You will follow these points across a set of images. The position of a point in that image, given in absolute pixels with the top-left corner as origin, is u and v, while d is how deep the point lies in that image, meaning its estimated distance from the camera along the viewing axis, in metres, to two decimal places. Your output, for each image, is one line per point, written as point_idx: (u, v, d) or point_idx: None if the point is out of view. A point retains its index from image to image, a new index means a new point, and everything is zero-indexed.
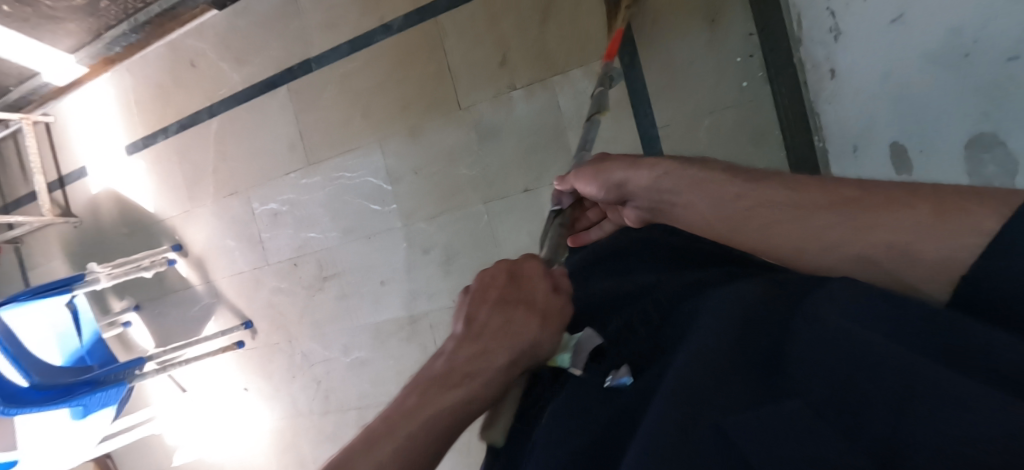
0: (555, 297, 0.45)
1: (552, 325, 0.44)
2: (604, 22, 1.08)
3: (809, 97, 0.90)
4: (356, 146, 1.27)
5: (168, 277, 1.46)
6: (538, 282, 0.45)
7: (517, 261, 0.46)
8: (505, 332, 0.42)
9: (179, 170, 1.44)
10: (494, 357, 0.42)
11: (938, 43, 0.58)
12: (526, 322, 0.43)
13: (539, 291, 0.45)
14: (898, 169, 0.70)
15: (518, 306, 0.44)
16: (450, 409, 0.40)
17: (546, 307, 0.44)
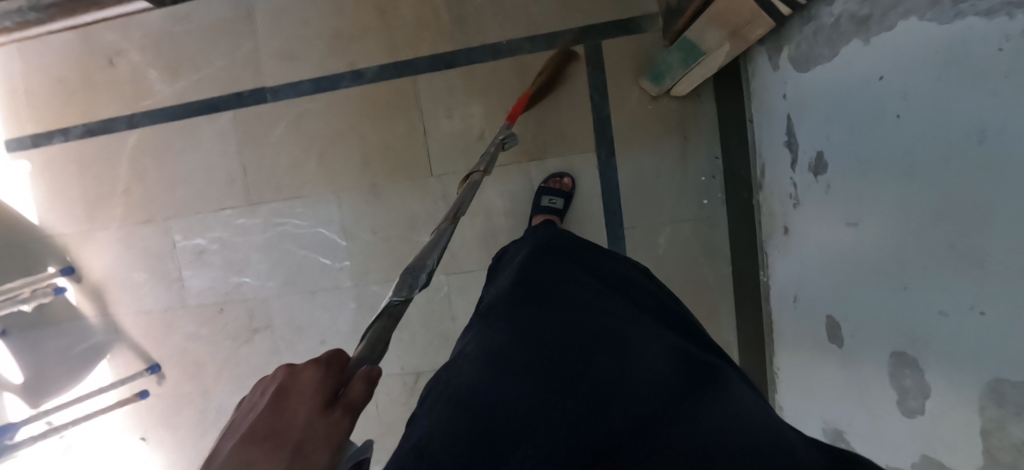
0: (325, 418, 0.40)
1: (310, 453, 0.38)
2: (586, 121, 1.11)
3: (762, 235, 1.01)
4: (307, 193, 1.17)
5: (54, 305, 1.26)
6: (303, 395, 0.41)
7: (291, 373, 0.42)
8: (247, 457, 0.37)
9: (79, 182, 1.23)
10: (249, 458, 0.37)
11: (884, 264, 0.65)
12: (275, 449, 0.38)
13: (303, 412, 0.40)
14: (833, 339, 0.80)
15: (275, 428, 0.39)
16: None
17: (308, 429, 0.39)
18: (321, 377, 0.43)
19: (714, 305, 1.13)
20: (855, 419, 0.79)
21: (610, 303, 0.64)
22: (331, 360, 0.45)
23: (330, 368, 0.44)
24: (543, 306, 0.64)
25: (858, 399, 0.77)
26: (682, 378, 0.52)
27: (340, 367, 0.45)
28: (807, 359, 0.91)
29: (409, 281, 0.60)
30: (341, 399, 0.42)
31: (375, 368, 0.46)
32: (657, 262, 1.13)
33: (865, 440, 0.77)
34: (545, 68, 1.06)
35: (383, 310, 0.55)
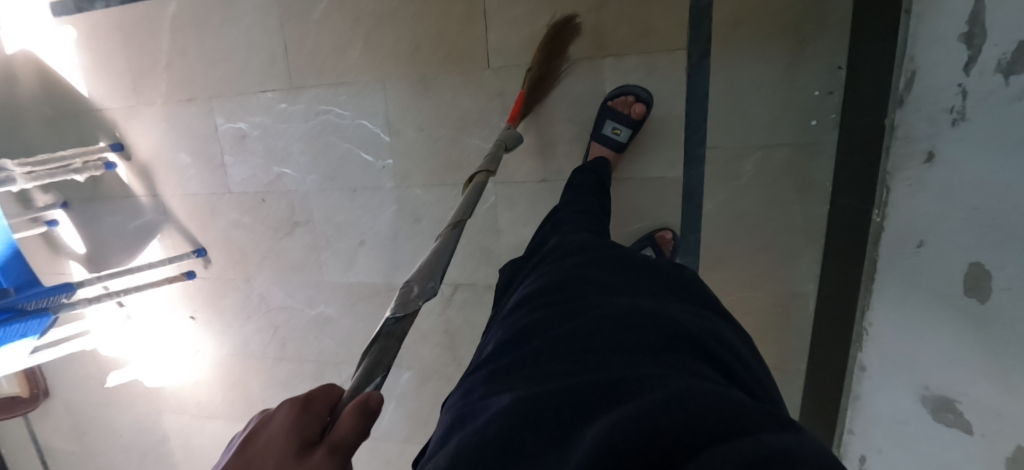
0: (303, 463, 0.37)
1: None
2: (681, 8, 0.90)
3: (884, 166, 0.80)
4: (351, 79, 1.05)
5: (107, 181, 1.26)
6: (278, 441, 0.38)
7: (266, 417, 0.40)
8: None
9: (125, 53, 1.16)
10: None
11: None
12: None
13: (276, 454, 0.37)
14: (971, 293, 0.64)
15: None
16: None
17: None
18: (297, 421, 0.40)
19: (799, 249, 0.97)
20: (978, 386, 0.64)
21: (593, 336, 0.50)
22: (313, 396, 0.42)
23: (310, 410, 0.41)
24: (519, 347, 0.53)
25: (993, 369, 0.62)
26: (654, 415, 0.38)
27: (328, 406, 0.42)
28: (915, 320, 0.75)
29: (409, 294, 0.55)
30: (325, 439, 0.39)
31: (371, 393, 0.42)
32: (740, 192, 0.96)
33: (987, 412, 0.63)
34: (544, 44, 0.92)
35: (381, 330, 0.51)
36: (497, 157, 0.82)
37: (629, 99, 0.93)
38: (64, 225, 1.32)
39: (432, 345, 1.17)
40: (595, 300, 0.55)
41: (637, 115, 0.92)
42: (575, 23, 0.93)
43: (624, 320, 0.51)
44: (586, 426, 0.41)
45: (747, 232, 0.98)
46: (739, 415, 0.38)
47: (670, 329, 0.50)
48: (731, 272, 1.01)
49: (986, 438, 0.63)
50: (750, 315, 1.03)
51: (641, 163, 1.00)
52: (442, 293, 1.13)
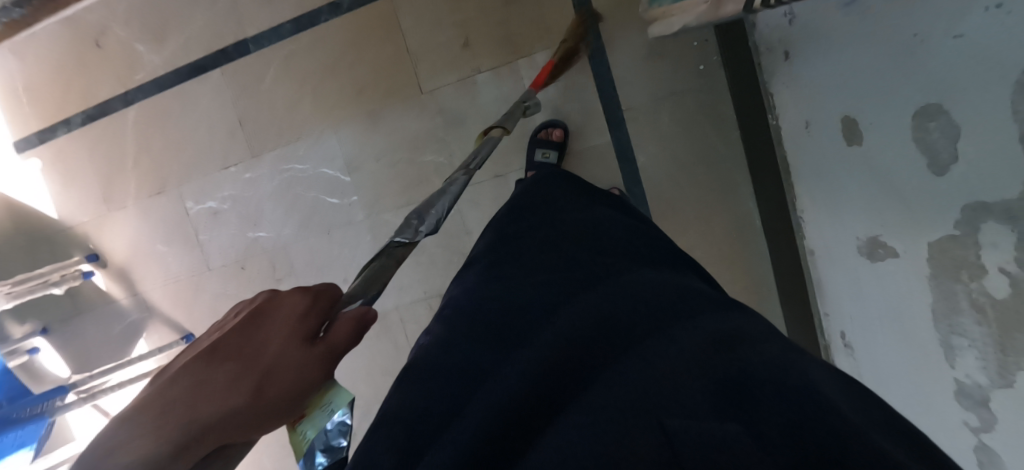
0: (303, 353, 0.43)
1: (275, 387, 0.40)
2: (568, 7, 1.09)
3: (762, 77, 0.97)
4: (306, 134, 1.18)
5: (86, 293, 1.30)
6: (283, 330, 0.43)
7: (274, 300, 0.45)
8: (201, 379, 0.38)
9: (92, 167, 1.26)
10: (216, 372, 0.39)
11: (891, 25, 0.65)
12: (245, 372, 0.40)
13: (280, 340, 0.42)
14: (850, 141, 0.79)
15: (247, 354, 0.41)
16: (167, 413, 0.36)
17: (280, 360, 0.41)
18: (302, 315, 0.45)
19: (729, 173, 1.11)
20: (888, 214, 0.76)
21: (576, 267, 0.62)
22: (319, 295, 0.47)
23: (314, 306, 0.46)
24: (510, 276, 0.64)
25: (887, 194, 0.75)
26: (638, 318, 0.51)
27: (329, 304, 0.47)
28: (826, 189, 0.89)
29: (414, 225, 0.62)
30: (323, 337, 0.45)
31: (369, 309, 0.47)
32: (664, 140, 1.11)
33: (898, 231, 0.75)
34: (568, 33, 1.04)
35: (382, 251, 0.58)
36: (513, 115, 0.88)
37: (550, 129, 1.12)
38: (45, 350, 1.32)
39: None
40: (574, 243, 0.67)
41: (556, 140, 1.12)
42: (593, 18, 1.06)
43: (603, 257, 0.63)
44: (571, 319, 0.51)
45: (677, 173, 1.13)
46: (709, 317, 0.50)
47: (641, 263, 0.63)
48: (679, 211, 1.14)
49: (907, 252, 0.75)
50: (705, 244, 1.16)
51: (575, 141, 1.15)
52: (431, 306, 1.21)
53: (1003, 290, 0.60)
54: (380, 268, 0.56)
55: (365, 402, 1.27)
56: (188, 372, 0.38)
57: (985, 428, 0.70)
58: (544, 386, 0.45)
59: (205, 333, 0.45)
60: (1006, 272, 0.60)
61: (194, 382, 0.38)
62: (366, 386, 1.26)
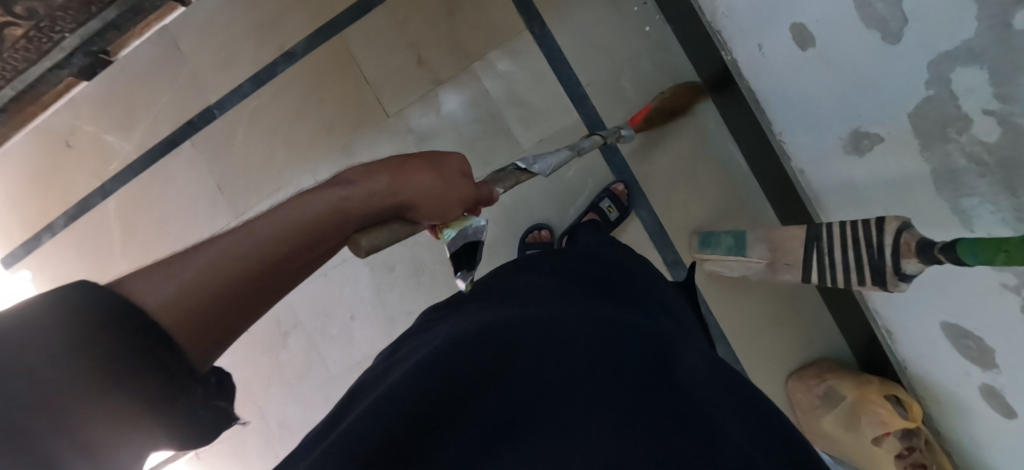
0: (466, 182, 0.58)
1: (443, 191, 0.56)
2: (508, 4, 1.13)
3: (705, 19, 1.00)
4: (285, 182, 1.18)
5: None
6: (456, 164, 0.59)
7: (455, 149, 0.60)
8: (407, 165, 0.54)
9: (80, 266, 1.25)
10: (417, 165, 0.54)
11: None
12: (432, 169, 0.55)
13: (456, 167, 0.58)
14: (804, 46, 0.80)
15: (433, 163, 0.56)
16: (380, 175, 0.52)
17: (450, 179, 0.57)
18: (465, 162, 0.60)
19: (701, 121, 1.15)
20: (861, 103, 0.77)
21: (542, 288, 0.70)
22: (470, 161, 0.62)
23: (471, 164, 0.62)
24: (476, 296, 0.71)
25: (856, 84, 0.76)
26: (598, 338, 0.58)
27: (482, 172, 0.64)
28: (798, 102, 0.89)
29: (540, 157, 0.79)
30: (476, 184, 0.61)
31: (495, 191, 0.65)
32: (632, 105, 1.13)
33: (879, 115, 0.75)
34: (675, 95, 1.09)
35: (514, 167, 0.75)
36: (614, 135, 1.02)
37: (542, 231, 1.16)
38: None
39: None
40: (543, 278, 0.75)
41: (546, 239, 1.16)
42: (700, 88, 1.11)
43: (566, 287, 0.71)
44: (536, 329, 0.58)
45: (649, 134, 1.15)
46: (665, 348, 0.59)
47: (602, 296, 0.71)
48: (660, 171, 1.16)
49: (896, 132, 0.74)
50: (699, 197, 1.16)
51: (546, 124, 1.14)
52: None
53: (993, 131, 0.60)
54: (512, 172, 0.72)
55: None
56: (408, 158, 0.55)
57: None
58: (499, 372, 0.53)
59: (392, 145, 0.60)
60: (992, 112, 0.59)
61: (401, 163, 0.54)
62: None
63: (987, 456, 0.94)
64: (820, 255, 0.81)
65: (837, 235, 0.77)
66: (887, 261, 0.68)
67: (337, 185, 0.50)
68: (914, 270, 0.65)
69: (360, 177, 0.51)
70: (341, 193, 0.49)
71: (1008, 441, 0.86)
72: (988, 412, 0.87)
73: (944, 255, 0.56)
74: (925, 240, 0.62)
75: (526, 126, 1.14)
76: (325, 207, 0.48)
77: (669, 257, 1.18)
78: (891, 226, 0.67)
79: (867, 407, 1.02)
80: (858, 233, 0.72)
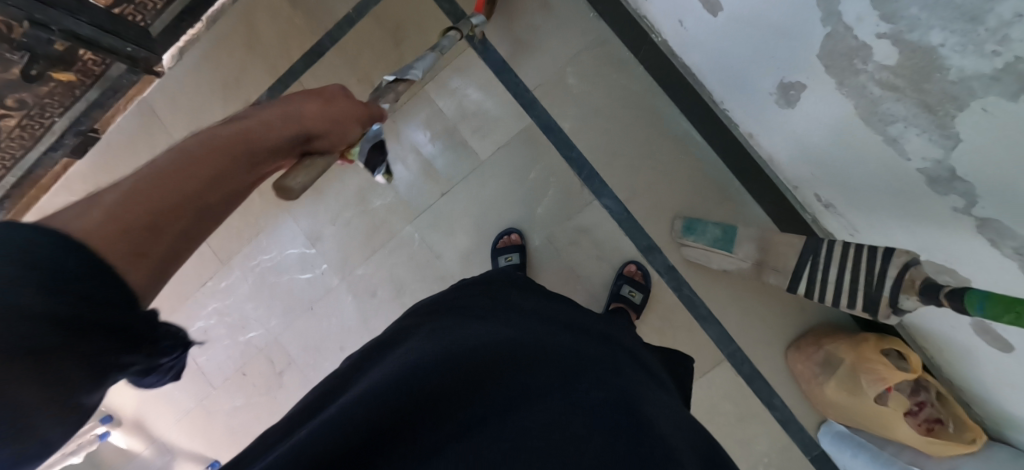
0: (351, 108, 0.67)
1: (339, 115, 0.65)
2: (449, 25, 1.19)
3: (631, 6, 1.10)
4: (265, 226, 1.28)
5: (109, 455, 1.36)
6: (335, 95, 0.66)
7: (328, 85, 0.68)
8: (296, 99, 0.60)
9: None
10: (308, 107, 0.60)
11: None
12: (321, 105, 0.62)
13: (338, 98, 0.66)
14: (715, 13, 0.83)
15: (318, 97, 0.64)
16: (284, 120, 0.56)
17: (338, 105, 0.65)
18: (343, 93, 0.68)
19: (652, 104, 1.16)
20: (776, 55, 0.78)
21: (527, 314, 0.75)
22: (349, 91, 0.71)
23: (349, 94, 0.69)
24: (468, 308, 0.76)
25: (766, 38, 0.78)
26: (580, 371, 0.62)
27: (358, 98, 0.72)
28: (727, 69, 0.92)
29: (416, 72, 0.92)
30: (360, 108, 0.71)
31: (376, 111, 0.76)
32: (581, 101, 1.18)
33: (793, 65, 0.77)
34: None
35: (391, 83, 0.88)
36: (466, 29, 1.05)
37: (512, 234, 1.18)
38: None
39: None
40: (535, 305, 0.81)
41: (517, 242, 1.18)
42: None
43: (555, 318, 0.77)
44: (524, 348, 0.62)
45: (603, 125, 1.18)
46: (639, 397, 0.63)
47: (589, 334, 0.76)
48: (618, 160, 1.18)
49: (811, 78, 0.75)
50: (662, 177, 1.17)
51: (502, 131, 1.19)
52: None
53: (892, 54, 0.61)
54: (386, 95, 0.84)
55: None
56: (296, 101, 0.60)
57: (971, 201, 0.65)
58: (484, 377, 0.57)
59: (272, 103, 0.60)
60: (885, 35, 0.60)
61: (295, 107, 0.59)
62: None
63: (999, 402, 0.88)
64: (814, 265, 0.89)
65: (839, 252, 0.84)
66: (884, 290, 0.75)
67: (241, 117, 0.53)
68: (911, 306, 0.71)
69: (264, 120, 0.54)
70: (252, 115, 0.54)
71: (1015, 380, 0.81)
72: (987, 350, 0.82)
73: (950, 301, 0.60)
74: (930, 279, 0.68)
75: (483, 134, 1.20)
76: (245, 125, 0.51)
77: (641, 244, 1.18)
78: (900, 260, 0.72)
79: (863, 367, 0.96)
80: (862, 257, 0.78)
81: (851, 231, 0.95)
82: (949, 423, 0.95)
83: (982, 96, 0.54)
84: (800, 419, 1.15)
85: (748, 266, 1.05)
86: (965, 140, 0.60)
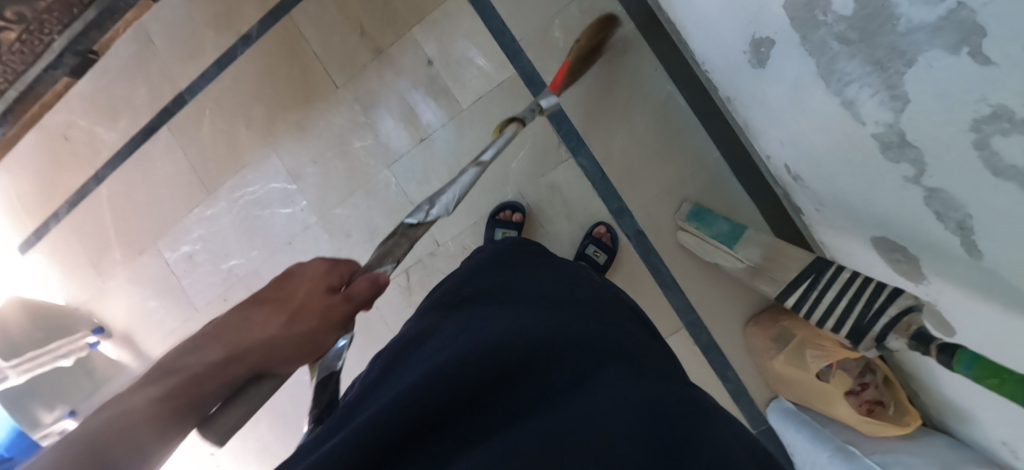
0: (324, 299, 0.59)
1: (303, 317, 0.57)
2: None
3: None
4: (250, 159, 1.29)
5: (96, 365, 1.43)
6: (306, 284, 0.60)
7: (302, 264, 0.62)
8: (256, 316, 0.55)
9: (82, 247, 1.40)
10: (261, 324, 0.55)
11: None
12: (276, 313, 0.56)
13: (307, 289, 0.59)
14: None
15: (282, 303, 0.57)
16: (226, 349, 0.52)
17: (304, 301, 0.58)
18: (325, 270, 0.62)
19: (638, 64, 1.14)
20: (749, 7, 0.75)
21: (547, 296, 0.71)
22: (340, 262, 0.64)
23: (332, 266, 0.63)
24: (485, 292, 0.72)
25: None
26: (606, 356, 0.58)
27: (348, 267, 0.64)
28: (707, 24, 0.89)
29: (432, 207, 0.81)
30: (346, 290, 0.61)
31: (380, 276, 0.63)
32: (567, 55, 1.16)
33: (762, 18, 0.73)
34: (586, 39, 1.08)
35: (399, 231, 0.77)
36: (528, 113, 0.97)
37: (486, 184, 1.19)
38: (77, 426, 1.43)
39: None
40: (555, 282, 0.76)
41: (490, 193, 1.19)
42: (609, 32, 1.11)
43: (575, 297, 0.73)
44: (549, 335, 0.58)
45: (586, 82, 1.16)
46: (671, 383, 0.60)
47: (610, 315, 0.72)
48: (598, 120, 1.16)
49: (779, 33, 0.72)
50: (641, 140, 1.15)
51: (484, 80, 1.18)
52: (400, 286, 1.27)
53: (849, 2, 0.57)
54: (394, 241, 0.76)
55: None
56: (251, 312, 0.56)
57: (920, 169, 0.63)
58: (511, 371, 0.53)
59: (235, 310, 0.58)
60: None
61: (237, 322, 0.54)
62: None
63: (942, 389, 0.88)
64: (815, 286, 0.97)
65: (847, 282, 0.91)
66: (879, 325, 0.82)
67: (166, 372, 0.49)
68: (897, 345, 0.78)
69: (190, 356, 0.51)
70: (182, 363, 0.50)
71: (948, 369, 0.81)
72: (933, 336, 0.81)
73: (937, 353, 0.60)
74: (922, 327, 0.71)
75: (464, 83, 1.19)
76: (165, 381, 0.48)
77: (612, 207, 1.18)
78: (906, 301, 0.79)
79: (812, 342, 1.00)
80: (868, 295, 0.86)
81: (818, 207, 0.93)
82: (890, 406, 0.98)
83: (926, 50, 0.51)
84: (752, 394, 1.15)
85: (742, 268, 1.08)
86: (914, 103, 0.57)
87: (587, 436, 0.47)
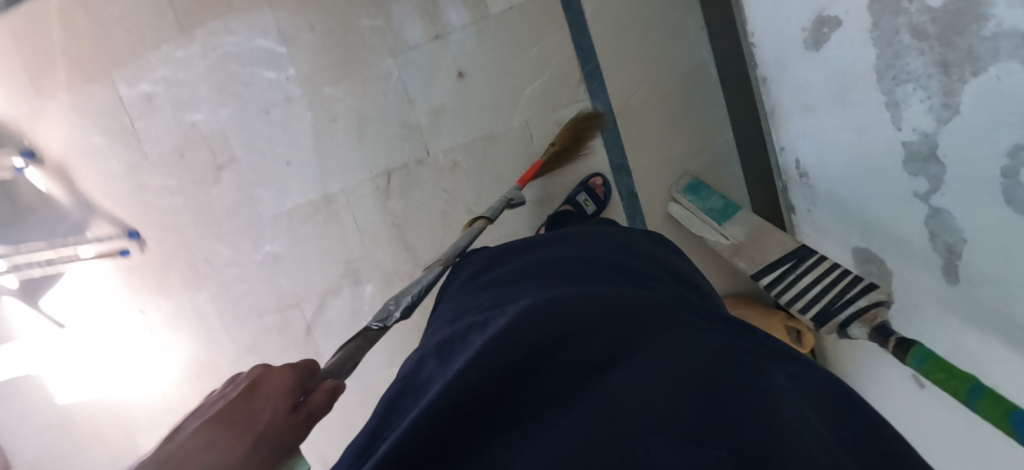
0: (287, 418, 0.48)
1: (267, 444, 0.45)
2: None
3: None
4: (237, 5, 1.15)
5: (22, 190, 1.30)
6: (272, 401, 0.48)
7: (267, 371, 0.50)
8: (216, 440, 0.43)
9: (19, 54, 1.23)
10: (218, 451, 0.42)
11: None
12: (238, 437, 0.44)
13: (273, 409, 0.47)
14: None
15: (242, 419, 0.45)
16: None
17: (273, 424, 0.46)
18: (294, 379, 0.51)
19: (681, 19, 1.09)
20: None
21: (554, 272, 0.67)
22: (305, 366, 0.53)
23: (301, 375, 0.52)
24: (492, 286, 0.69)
25: None
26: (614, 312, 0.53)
27: (310, 371, 0.53)
28: None
29: (390, 310, 0.73)
30: (305, 404, 0.50)
31: (337, 385, 0.54)
32: None
33: None
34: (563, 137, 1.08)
35: (359, 335, 0.68)
36: (497, 209, 0.97)
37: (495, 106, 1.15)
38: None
39: (383, 242, 1.26)
40: (559, 256, 0.72)
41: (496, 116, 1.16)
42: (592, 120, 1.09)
43: (586, 266, 0.68)
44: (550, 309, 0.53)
45: (624, 23, 1.10)
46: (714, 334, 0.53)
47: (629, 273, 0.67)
48: (626, 66, 1.11)
49: (851, 15, 0.69)
50: (662, 100, 1.12)
51: None
52: (378, 186, 1.23)
53: None
54: (343, 350, 0.64)
55: (314, 296, 1.33)
56: (207, 436, 0.43)
57: (935, 187, 0.64)
58: (524, 370, 0.48)
59: (188, 415, 0.47)
60: None
61: (190, 448, 0.42)
62: (316, 277, 1.31)
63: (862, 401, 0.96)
64: (795, 271, 0.94)
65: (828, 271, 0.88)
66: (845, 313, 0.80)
67: None
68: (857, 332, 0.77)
69: None
70: None
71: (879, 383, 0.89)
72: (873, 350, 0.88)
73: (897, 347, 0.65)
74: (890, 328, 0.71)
75: None
76: None
77: (613, 159, 1.16)
78: (875, 296, 0.77)
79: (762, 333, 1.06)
80: (846, 284, 0.83)
81: (810, 206, 0.96)
82: None
83: (1003, 59, 0.49)
84: None
85: (725, 245, 1.07)
86: (961, 115, 0.57)
87: (630, 406, 0.44)
